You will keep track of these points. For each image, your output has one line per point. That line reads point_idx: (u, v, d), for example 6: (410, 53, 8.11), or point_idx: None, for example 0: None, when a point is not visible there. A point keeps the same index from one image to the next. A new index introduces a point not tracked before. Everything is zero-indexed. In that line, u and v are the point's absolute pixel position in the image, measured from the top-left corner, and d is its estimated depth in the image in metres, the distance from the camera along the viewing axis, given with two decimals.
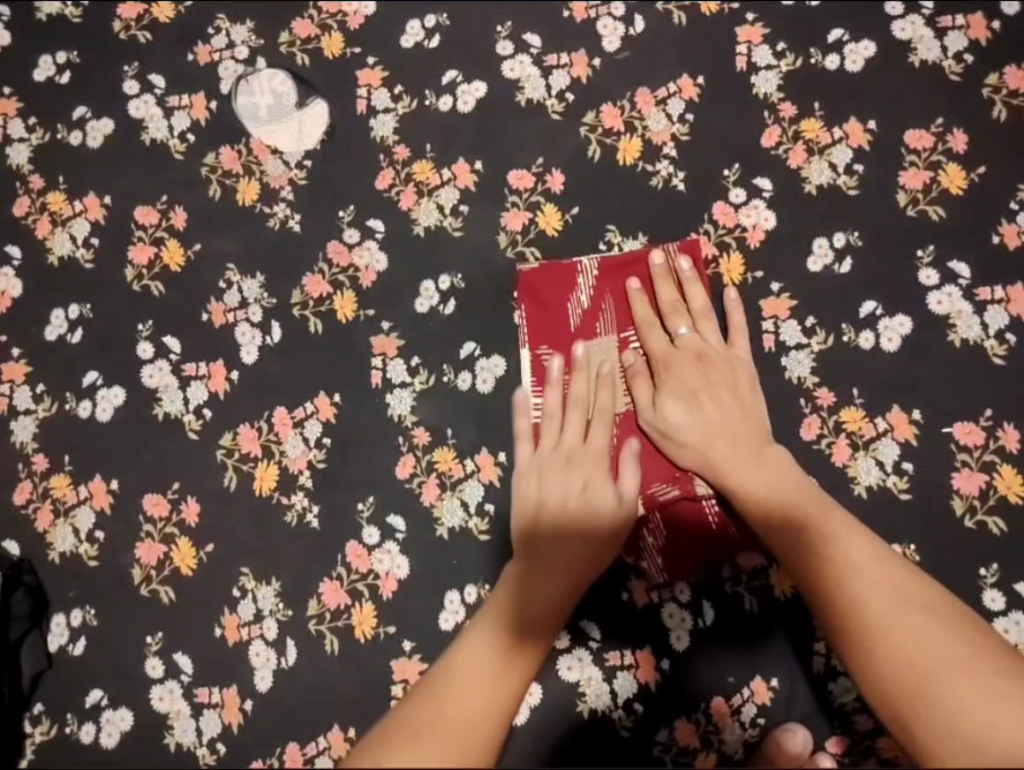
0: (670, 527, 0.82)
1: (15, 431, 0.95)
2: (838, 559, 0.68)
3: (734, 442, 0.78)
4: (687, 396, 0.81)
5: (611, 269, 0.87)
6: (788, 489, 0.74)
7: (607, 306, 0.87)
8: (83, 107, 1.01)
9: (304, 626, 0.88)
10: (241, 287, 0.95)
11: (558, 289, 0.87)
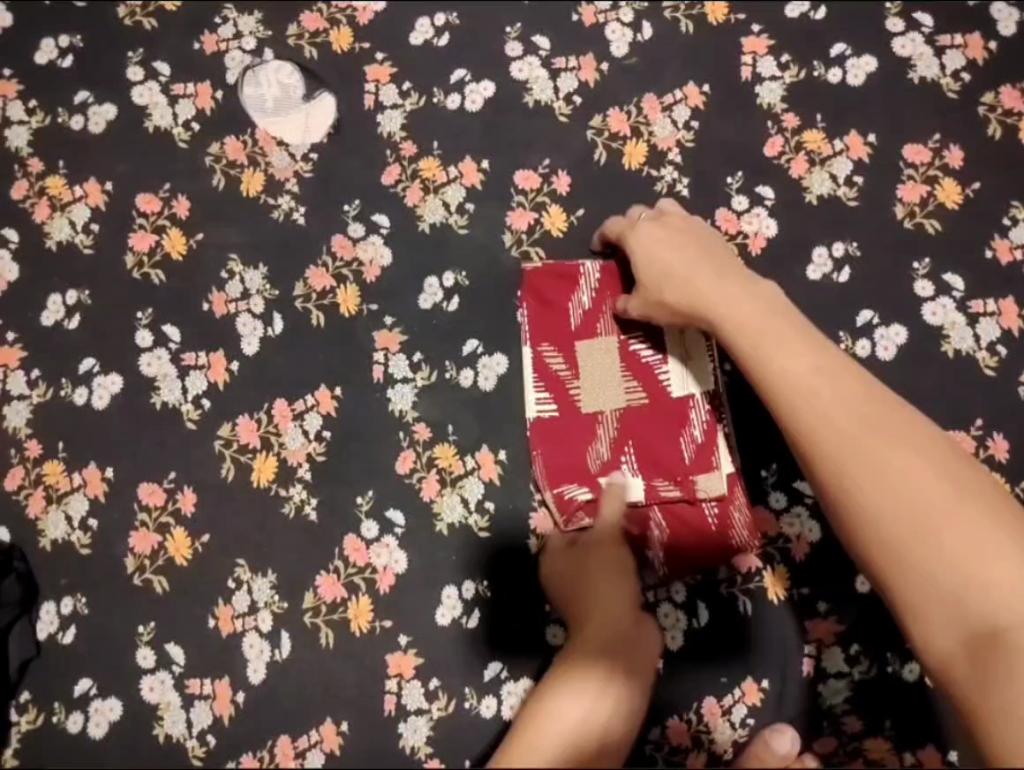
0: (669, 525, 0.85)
1: (7, 417, 0.94)
2: (821, 416, 0.67)
3: (716, 281, 0.76)
4: (665, 239, 0.81)
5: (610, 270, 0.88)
6: (769, 329, 0.72)
7: (610, 307, 0.88)
8: (86, 91, 1.00)
9: (300, 619, 0.88)
10: (243, 278, 0.95)
11: (562, 290, 0.88)
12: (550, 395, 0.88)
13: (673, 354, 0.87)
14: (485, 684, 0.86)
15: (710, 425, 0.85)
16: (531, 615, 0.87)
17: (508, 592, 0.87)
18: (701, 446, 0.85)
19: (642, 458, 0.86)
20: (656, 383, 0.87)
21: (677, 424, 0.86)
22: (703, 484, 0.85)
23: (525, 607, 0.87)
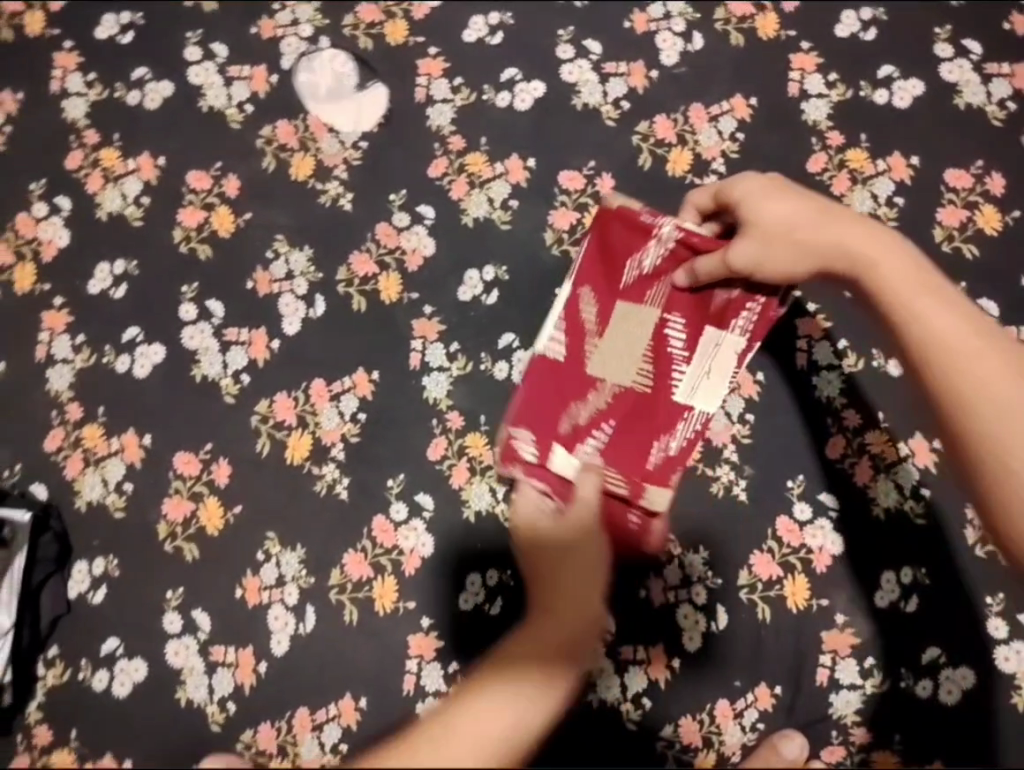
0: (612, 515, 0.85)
1: (50, 380, 0.95)
2: (970, 379, 0.67)
3: (851, 233, 0.74)
4: (784, 196, 0.77)
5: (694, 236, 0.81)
6: (911, 286, 0.71)
7: (668, 280, 0.83)
8: (144, 69, 1.03)
9: (325, 595, 0.90)
10: (288, 259, 0.97)
11: (631, 236, 0.83)
12: (567, 338, 0.86)
13: (701, 355, 0.84)
14: None
15: (685, 446, 0.84)
16: None
17: None
18: (671, 458, 0.84)
19: (609, 442, 0.85)
20: (666, 381, 0.84)
21: (659, 430, 0.84)
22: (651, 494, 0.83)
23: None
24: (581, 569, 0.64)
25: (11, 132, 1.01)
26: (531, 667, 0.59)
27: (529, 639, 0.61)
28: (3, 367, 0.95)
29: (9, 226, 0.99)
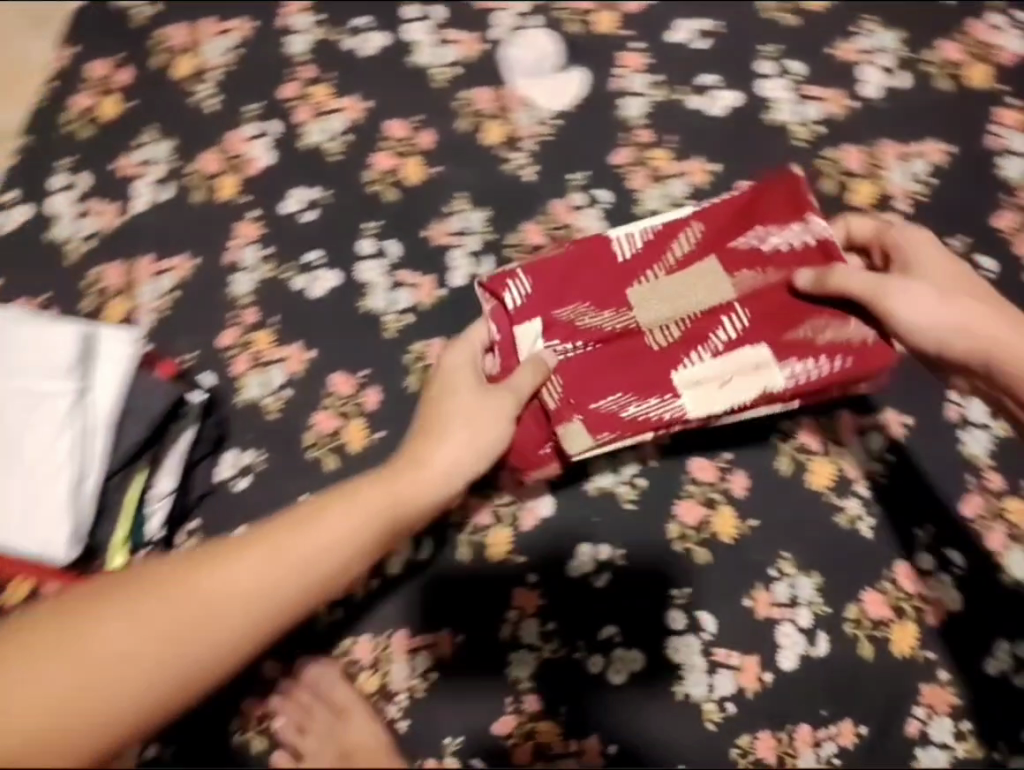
0: (541, 426, 0.87)
1: (233, 284, 1.04)
2: None
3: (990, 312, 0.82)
4: (936, 266, 0.86)
5: (824, 257, 0.85)
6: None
7: (774, 274, 0.85)
8: (368, 19, 1.09)
9: (444, 528, 0.98)
10: (466, 215, 1.03)
11: (782, 210, 0.87)
12: (645, 247, 0.87)
13: (740, 358, 0.83)
14: (598, 643, 0.93)
15: (642, 419, 0.83)
16: (658, 595, 0.94)
17: (642, 567, 0.94)
18: (603, 414, 0.83)
19: (580, 365, 0.85)
20: (680, 357, 0.83)
21: (631, 390, 0.84)
22: (574, 431, 0.83)
23: (654, 587, 0.94)
24: (267, 584, 0.72)
25: (238, 55, 1.09)
26: (123, 613, 0.69)
27: (232, 595, 0.71)
28: (196, 264, 1.04)
29: (222, 140, 1.07)
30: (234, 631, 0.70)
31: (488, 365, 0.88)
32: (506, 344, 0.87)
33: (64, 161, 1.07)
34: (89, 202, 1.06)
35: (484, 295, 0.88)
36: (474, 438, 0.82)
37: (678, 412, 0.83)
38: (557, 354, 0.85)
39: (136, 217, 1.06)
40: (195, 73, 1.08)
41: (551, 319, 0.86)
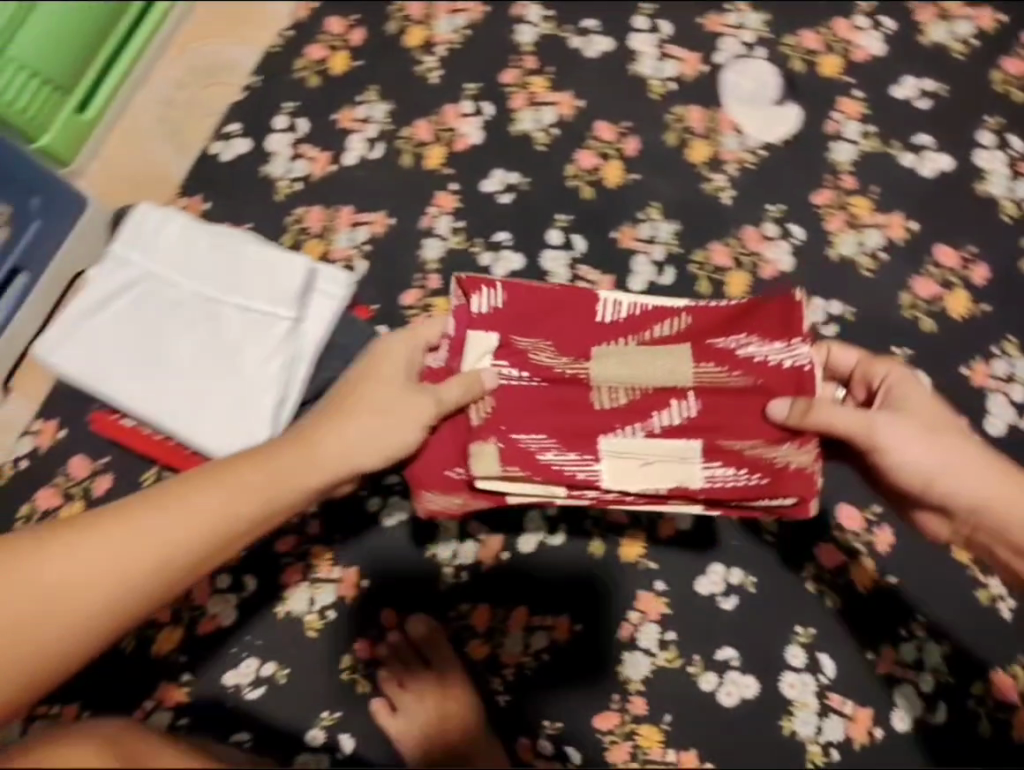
0: (458, 449, 0.79)
1: (424, 248, 1.09)
2: None
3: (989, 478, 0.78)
4: (927, 417, 0.79)
5: (798, 387, 0.72)
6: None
7: (740, 383, 0.73)
8: (594, 21, 1.12)
9: (581, 520, 1.01)
10: (656, 225, 1.06)
11: (773, 326, 0.73)
12: (628, 318, 0.78)
13: (666, 446, 0.72)
14: (714, 662, 0.96)
15: (555, 470, 0.72)
16: (783, 629, 0.96)
17: (769, 599, 0.97)
18: (504, 451, 0.72)
19: (505, 405, 0.75)
20: (618, 423, 0.73)
21: (555, 435, 0.74)
22: (480, 450, 0.73)
23: (779, 621, 0.96)
24: (92, 560, 0.72)
25: (468, 35, 1.14)
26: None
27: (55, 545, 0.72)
28: (392, 222, 1.10)
29: (438, 112, 1.12)
30: (148, 575, 0.74)
31: (422, 367, 0.83)
32: (454, 350, 0.79)
33: (287, 104, 1.14)
34: (303, 146, 1.12)
35: (456, 288, 0.78)
36: (377, 438, 0.79)
37: (592, 477, 0.73)
38: (500, 378, 0.77)
39: (345, 168, 1.12)
40: (424, 45, 1.14)
41: (478, 311, 0.78)
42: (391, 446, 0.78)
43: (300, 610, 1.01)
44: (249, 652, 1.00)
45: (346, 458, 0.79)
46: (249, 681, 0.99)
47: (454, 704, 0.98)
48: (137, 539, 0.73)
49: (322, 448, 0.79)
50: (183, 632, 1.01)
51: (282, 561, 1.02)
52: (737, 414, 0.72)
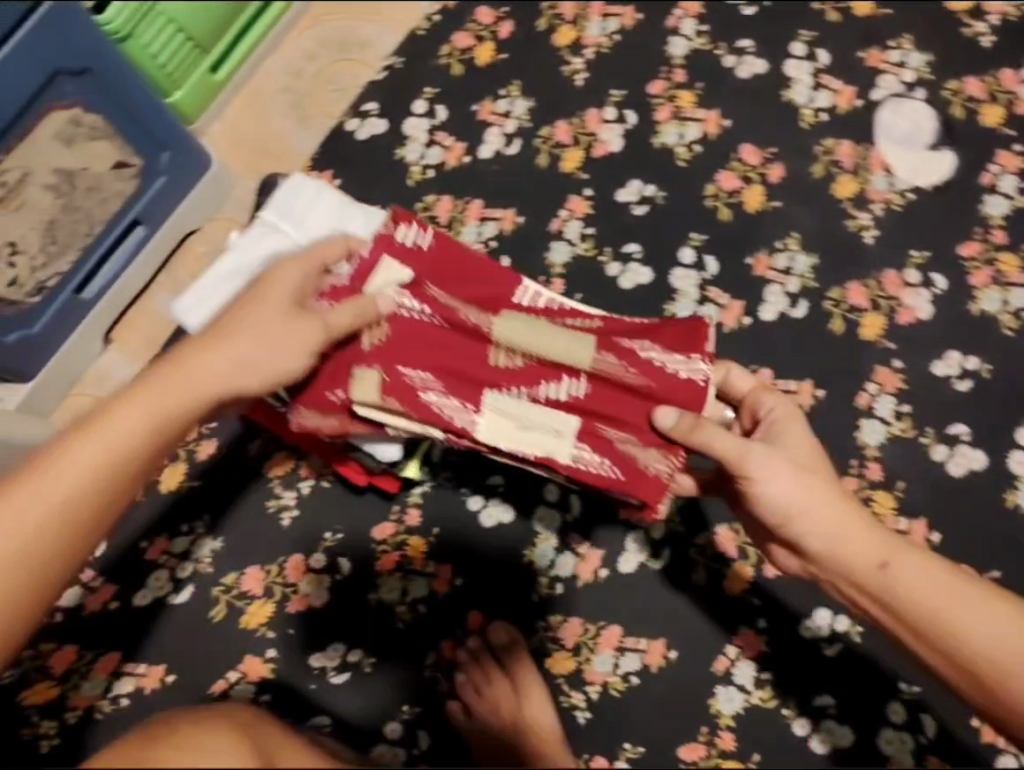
0: (337, 370, 0.78)
1: (551, 251, 1.07)
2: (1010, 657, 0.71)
3: (880, 549, 0.74)
4: (799, 464, 0.75)
5: (686, 399, 0.76)
6: (935, 600, 0.73)
7: (629, 375, 0.76)
8: (750, 41, 1.10)
9: (685, 547, 1.01)
10: (793, 256, 1.04)
11: (676, 338, 0.78)
12: (539, 305, 0.81)
13: (520, 407, 0.77)
14: (810, 707, 0.95)
15: (433, 411, 0.76)
16: (883, 682, 0.94)
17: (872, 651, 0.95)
18: (364, 355, 0.77)
19: (397, 343, 0.77)
20: (504, 383, 0.77)
21: (443, 381, 0.77)
22: (364, 375, 0.76)
23: (882, 676, 0.95)
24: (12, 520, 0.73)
25: (617, 40, 1.12)
26: None
27: None
28: (520, 221, 1.08)
29: (579, 115, 1.10)
30: (55, 518, 0.74)
31: (319, 290, 0.79)
32: (354, 276, 0.78)
33: (427, 89, 1.12)
34: (438, 134, 1.11)
35: (387, 215, 0.80)
36: (253, 354, 0.74)
37: (467, 428, 0.77)
38: (397, 304, 0.77)
39: (478, 161, 1.10)
40: (572, 45, 1.12)
41: (393, 248, 0.79)
42: (273, 374, 0.74)
43: (392, 599, 1.00)
44: (337, 636, 0.99)
45: (241, 380, 0.75)
46: (335, 666, 0.99)
47: (532, 712, 0.95)
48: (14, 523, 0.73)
49: (187, 362, 0.74)
50: (273, 606, 1.00)
51: (378, 548, 1.01)
52: (612, 401, 0.77)
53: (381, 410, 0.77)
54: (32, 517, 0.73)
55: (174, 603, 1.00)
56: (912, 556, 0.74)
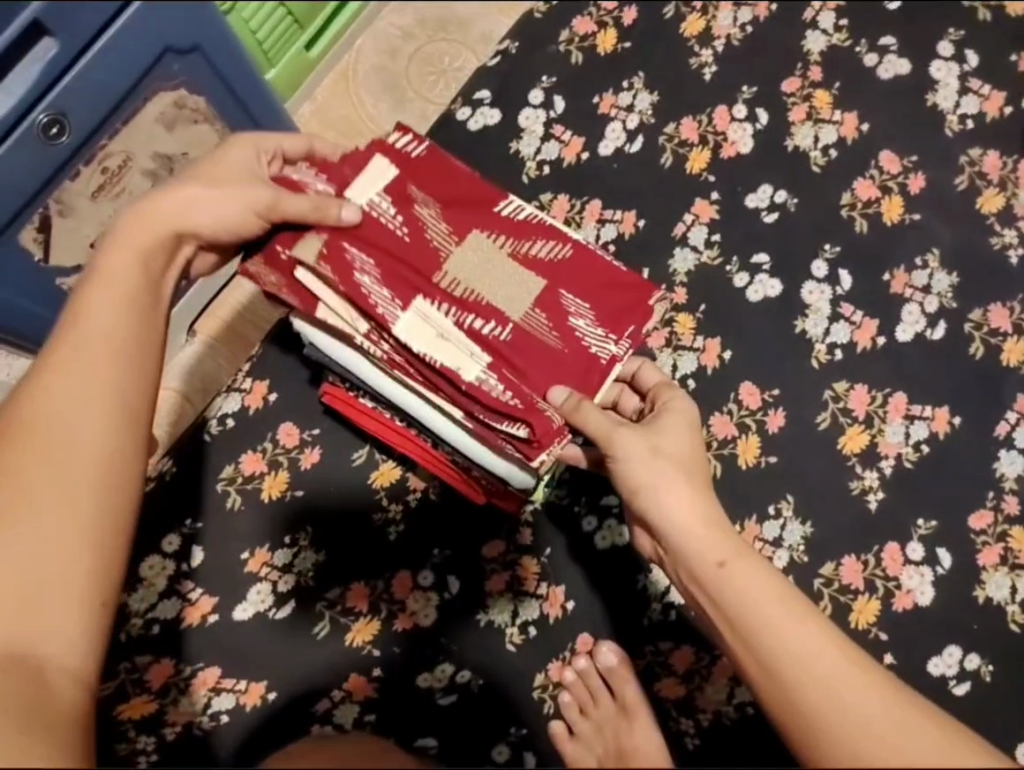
0: (289, 227, 0.78)
1: (673, 257, 1.00)
2: (816, 685, 0.64)
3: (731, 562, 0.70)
4: (663, 454, 0.75)
5: (586, 371, 0.80)
6: (830, 673, 0.64)
7: (561, 332, 0.80)
8: (892, 39, 1.04)
9: (810, 579, 0.94)
10: (933, 273, 0.99)
11: (619, 310, 0.82)
12: (516, 223, 0.82)
13: (449, 328, 0.78)
14: None
15: (358, 295, 0.76)
16: (1017, 726, 0.90)
17: (1006, 695, 0.91)
18: (302, 230, 0.78)
19: (359, 228, 0.78)
20: (439, 296, 0.77)
21: (382, 272, 0.77)
22: (307, 239, 0.77)
23: (1015, 719, 0.90)
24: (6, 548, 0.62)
25: (748, 32, 1.05)
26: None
27: None
28: (640, 224, 1.01)
29: (707, 113, 1.04)
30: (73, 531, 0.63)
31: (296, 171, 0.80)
32: (354, 156, 0.81)
33: (544, 79, 1.06)
34: (556, 128, 1.04)
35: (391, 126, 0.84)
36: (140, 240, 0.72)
37: (388, 318, 0.77)
38: (371, 202, 0.79)
39: (598, 158, 1.03)
40: (701, 35, 1.06)
41: (389, 155, 0.81)
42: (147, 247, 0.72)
43: (502, 621, 0.96)
44: (445, 656, 0.96)
45: (185, 218, 0.73)
46: (442, 686, 0.95)
47: (627, 740, 0.80)
48: (55, 456, 0.64)
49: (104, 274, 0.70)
50: (379, 623, 0.96)
51: (488, 566, 0.98)
52: (533, 356, 0.79)
53: (313, 276, 0.77)
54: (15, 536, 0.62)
55: (275, 618, 0.96)
56: (760, 580, 0.69)
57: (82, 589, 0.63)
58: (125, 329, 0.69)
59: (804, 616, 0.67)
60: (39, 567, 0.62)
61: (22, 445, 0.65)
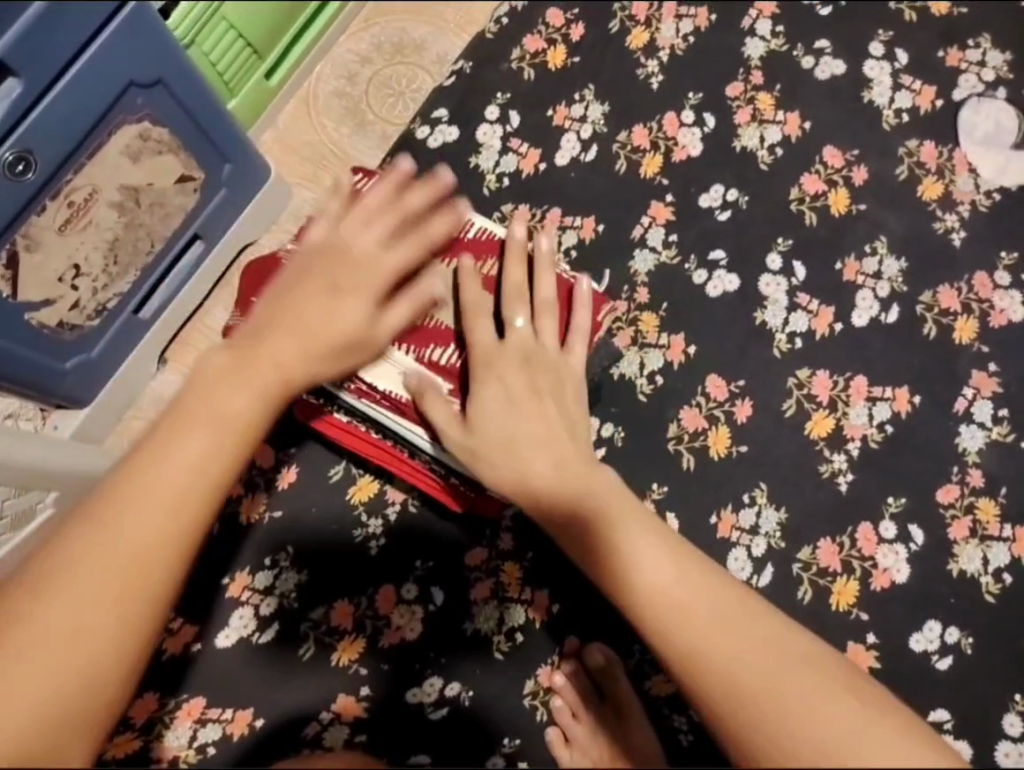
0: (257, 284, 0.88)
1: (634, 259, 1.03)
2: (761, 675, 0.65)
3: (666, 571, 0.72)
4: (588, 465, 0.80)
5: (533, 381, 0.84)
6: (764, 662, 0.66)
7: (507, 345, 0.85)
8: (826, 42, 1.09)
9: (790, 564, 0.96)
10: (882, 260, 1.03)
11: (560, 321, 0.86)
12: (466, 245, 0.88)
13: (412, 364, 0.85)
14: (926, 722, 0.91)
15: None
16: (999, 695, 0.92)
17: (986, 666, 0.93)
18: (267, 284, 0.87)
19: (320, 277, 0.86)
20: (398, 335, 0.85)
21: None
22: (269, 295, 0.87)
23: (996, 689, 0.92)
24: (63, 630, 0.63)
25: (691, 42, 1.10)
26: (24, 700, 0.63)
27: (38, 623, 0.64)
28: (600, 229, 1.04)
29: (656, 120, 1.07)
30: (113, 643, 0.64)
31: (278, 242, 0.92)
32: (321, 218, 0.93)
33: (499, 95, 1.09)
34: (511, 141, 1.07)
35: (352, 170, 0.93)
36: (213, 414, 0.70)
37: None
38: None
39: (554, 168, 1.06)
40: (646, 47, 1.10)
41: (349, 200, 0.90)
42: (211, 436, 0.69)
43: (488, 629, 0.96)
44: (434, 669, 0.95)
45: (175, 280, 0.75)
46: (432, 701, 0.94)
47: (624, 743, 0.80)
48: (69, 612, 0.63)
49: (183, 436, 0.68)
50: (364, 641, 0.95)
51: (472, 575, 0.98)
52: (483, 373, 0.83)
53: None
54: (67, 620, 0.63)
55: (259, 643, 0.95)
56: (688, 581, 0.72)
57: (86, 697, 0.63)
58: (163, 533, 0.66)
59: (753, 622, 0.69)
60: (82, 654, 0.63)
61: (56, 573, 0.65)
